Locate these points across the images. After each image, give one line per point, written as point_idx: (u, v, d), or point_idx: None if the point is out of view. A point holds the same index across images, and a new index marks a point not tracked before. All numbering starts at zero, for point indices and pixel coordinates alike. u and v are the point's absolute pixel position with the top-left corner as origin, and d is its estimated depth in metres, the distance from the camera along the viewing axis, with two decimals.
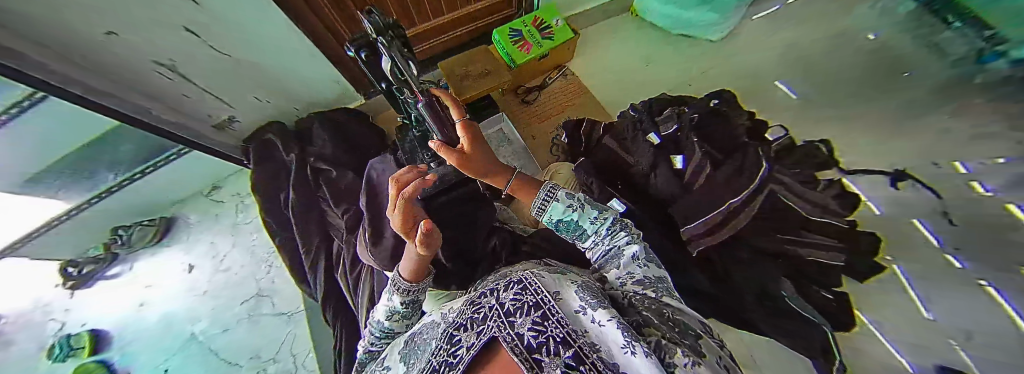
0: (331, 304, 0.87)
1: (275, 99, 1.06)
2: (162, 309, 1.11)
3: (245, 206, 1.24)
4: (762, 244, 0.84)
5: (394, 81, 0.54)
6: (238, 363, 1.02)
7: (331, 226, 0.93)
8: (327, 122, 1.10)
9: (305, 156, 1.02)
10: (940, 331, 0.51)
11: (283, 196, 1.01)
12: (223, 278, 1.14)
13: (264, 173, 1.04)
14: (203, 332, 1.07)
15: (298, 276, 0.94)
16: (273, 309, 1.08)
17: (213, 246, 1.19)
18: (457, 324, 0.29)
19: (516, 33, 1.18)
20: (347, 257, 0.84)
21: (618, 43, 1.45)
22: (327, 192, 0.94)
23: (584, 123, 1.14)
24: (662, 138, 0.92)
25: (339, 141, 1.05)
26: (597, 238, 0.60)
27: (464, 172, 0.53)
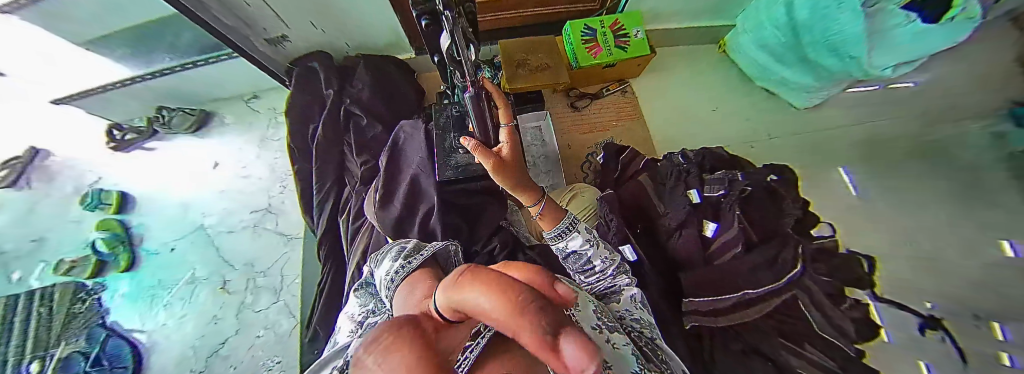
0: (327, 243, 0.90)
1: (331, 30, 1.04)
2: (182, 194, 1.20)
3: (277, 122, 1.28)
4: (759, 344, 0.69)
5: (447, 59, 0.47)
6: (233, 266, 1.09)
7: (348, 172, 0.94)
8: (373, 66, 1.08)
9: (342, 94, 1.03)
10: None
11: (312, 128, 1.02)
12: (240, 184, 1.20)
13: (302, 98, 1.06)
14: (211, 227, 1.15)
15: (304, 206, 0.97)
16: (276, 228, 1.14)
17: (240, 150, 1.25)
18: None
19: (588, 32, 1.08)
20: (353, 207, 0.86)
21: (690, 76, 1.32)
22: (353, 139, 0.95)
23: (627, 151, 1.07)
24: (702, 199, 0.85)
25: (380, 89, 1.04)
26: (601, 275, 0.58)
27: (494, 178, 0.49)
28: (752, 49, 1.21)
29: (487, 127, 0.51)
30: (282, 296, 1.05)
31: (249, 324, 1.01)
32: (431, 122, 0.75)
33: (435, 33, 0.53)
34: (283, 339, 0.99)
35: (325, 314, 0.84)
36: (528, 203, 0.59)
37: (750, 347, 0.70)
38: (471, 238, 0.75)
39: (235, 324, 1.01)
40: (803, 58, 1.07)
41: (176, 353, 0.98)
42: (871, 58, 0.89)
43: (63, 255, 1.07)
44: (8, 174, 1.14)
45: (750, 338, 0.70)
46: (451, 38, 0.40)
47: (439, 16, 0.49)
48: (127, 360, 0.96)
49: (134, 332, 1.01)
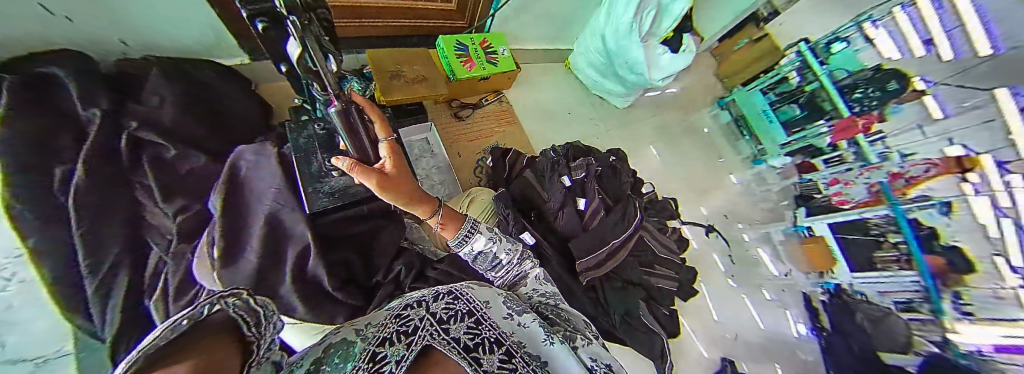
0: (132, 340, 0.62)
1: (85, 20, 0.68)
2: None
3: None
4: (630, 276, 1.00)
5: (300, 71, 0.43)
6: None
7: (156, 228, 0.68)
8: (178, 78, 0.80)
9: (120, 120, 0.71)
10: (727, 302, 1.31)
11: (57, 174, 0.65)
12: None
13: (25, 120, 0.62)
14: None
15: (61, 300, 0.61)
16: None
17: None
18: (379, 338, 0.39)
19: (461, 47, 1.17)
20: (171, 277, 0.61)
21: (548, 84, 1.62)
22: (153, 180, 0.66)
23: (509, 152, 1.20)
24: (572, 181, 1.07)
25: (197, 112, 0.79)
26: (508, 266, 0.64)
27: (381, 197, 0.47)
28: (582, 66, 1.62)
29: (362, 141, 0.46)
30: None
31: None
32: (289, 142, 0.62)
33: (282, 39, 0.48)
34: None
35: None
36: (425, 216, 0.59)
37: (626, 282, 1.00)
38: (367, 268, 0.68)
39: None
40: (617, 75, 1.52)
41: None
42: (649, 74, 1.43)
43: None
44: None
45: (624, 275, 1.00)
46: (303, 48, 0.38)
47: (283, 21, 0.45)
48: None
49: None
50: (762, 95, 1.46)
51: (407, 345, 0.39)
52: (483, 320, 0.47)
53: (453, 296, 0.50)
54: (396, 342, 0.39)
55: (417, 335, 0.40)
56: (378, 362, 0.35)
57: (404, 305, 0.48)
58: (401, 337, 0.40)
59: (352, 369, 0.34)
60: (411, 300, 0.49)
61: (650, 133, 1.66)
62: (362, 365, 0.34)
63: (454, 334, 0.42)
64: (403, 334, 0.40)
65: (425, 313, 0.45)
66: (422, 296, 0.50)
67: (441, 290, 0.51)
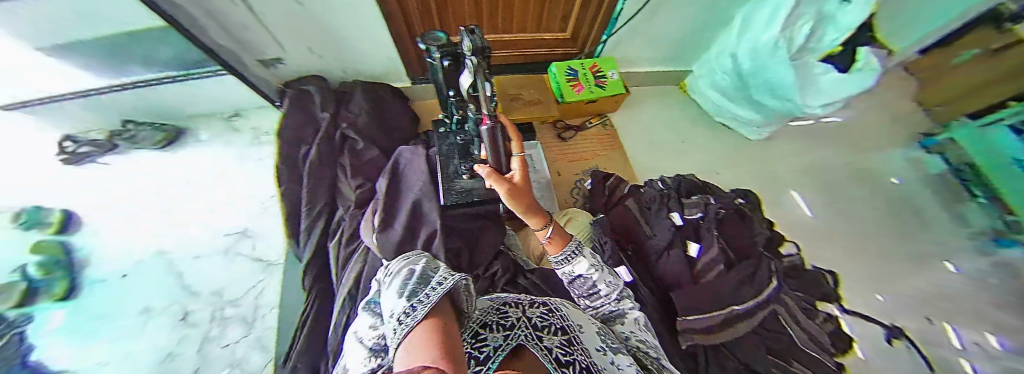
0: (314, 271, 0.86)
1: (328, 56, 1.10)
2: (135, 220, 1.08)
3: (260, 142, 1.26)
4: (754, 364, 0.72)
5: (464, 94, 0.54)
6: (198, 292, 1.00)
7: (341, 195, 0.93)
8: (370, 93, 1.12)
9: (337, 120, 1.04)
10: None
11: (303, 152, 1.00)
12: (213, 204, 1.14)
13: (293, 123, 1.04)
14: (169, 255, 1.04)
15: (292, 230, 0.93)
16: (253, 252, 1.09)
17: (220, 170, 1.20)
18: (483, 325, 0.42)
19: (572, 72, 1.21)
20: (346, 231, 0.84)
21: (661, 109, 1.49)
22: (348, 162, 0.94)
23: (611, 179, 1.14)
24: (684, 221, 0.93)
25: (376, 117, 1.07)
26: (606, 299, 0.59)
27: (507, 203, 0.52)
28: (707, 90, 1.42)
29: (500, 157, 0.53)
30: (254, 329, 0.97)
31: (209, 364, 0.91)
32: (435, 146, 0.78)
33: (456, 70, 0.60)
34: None
35: (311, 346, 0.77)
36: (538, 227, 0.61)
37: (743, 368, 0.73)
38: (472, 262, 0.75)
39: (193, 362, 0.90)
40: (751, 99, 1.27)
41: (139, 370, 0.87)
42: (801, 100, 1.13)
43: None
44: None
45: (740, 356, 0.74)
46: (474, 79, 0.47)
47: (459, 58, 0.58)
48: None
49: None
50: (1012, 131, 1.11)
51: (503, 337, 0.38)
52: (576, 342, 0.42)
53: (548, 310, 0.48)
54: (495, 331, 0.39)
55: (514, 332, 0.39)
56: (478, 343, 0.37)
57: (502, 302, 0.50)
58: (500, 328, 0.40)
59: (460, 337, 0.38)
60: (511, 300, 0.51)
61: (797, 175, 1.30)
62: (468, 338, 0.37)
63: (547, 343, 0.39)
64: (500, 328, 0.40)
65: (519, 315, 0.45)
66: (521, 300, 0.51)
67: (536, 301, 0.51)
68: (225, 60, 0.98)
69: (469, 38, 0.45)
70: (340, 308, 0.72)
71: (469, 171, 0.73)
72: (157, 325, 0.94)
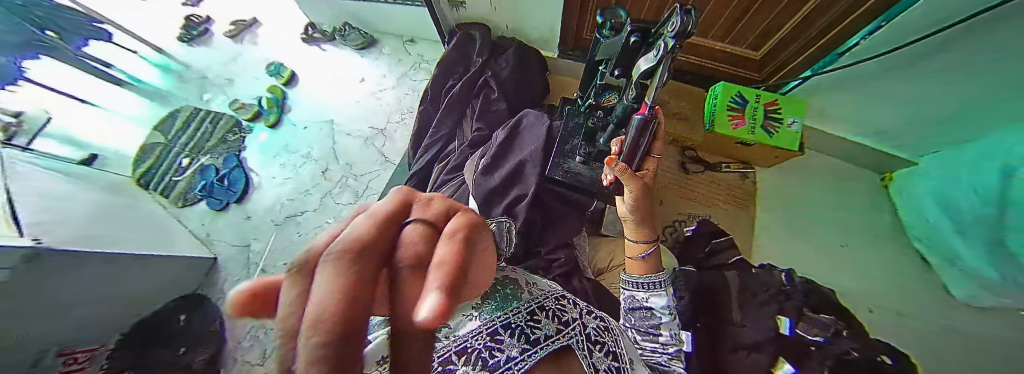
0: (415, 179, 1.02)
1: (501, 10, 1.13)
2: (327, 93, 1.49)
3: (418, 67, 1.50)
4: None
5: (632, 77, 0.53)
6: (337, 159, 1.35)
7: (460, 131, 1.05)
8: (520, 54, 1.15)
9: (485, 67, 1.13)
10: None
11: (449, 84, 1.14)
12: (372, 100, 1.45)
13: (451, 57, 1.18)
14: (338, 124, 1.42)
15: (414, 141, 1.11)
16: (380, 147, 1.36)
17: (383, 76, 1.50)
18: (537, 307, 0.40)
19: (740, 100, 1.00)
20: (453, 161, 0.94)
21: (837, 195, 1.12)
22: (477, 107, 1.04)
23: (722, 238, 0.96)
24: (791, 333, 0.70)
25: (517, 74, 1.11)
26: (662, 349, 0.51)
27: (631, 195, 0.55)
28: (932, 207, 0.90)
29: (639, 147, 0.53)
30: (358, 201, 1.27)
31: (328, 210, 1.26)
32: (563, 122, 0.78)
33: (635, 52, 0.57)
34: None
35: None
36: (636, 239, 0.58)
37: None
38: (540, 239, 0.77)
39: (317, 204, 1.27)
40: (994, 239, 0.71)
41: (267, 202, 1.29)
42: None
43: (241, 96, 1.49)
44: (236, 29, 1.62)
45: None
46: (658, 64, 0.43)
47: (649, 34, 0.54)
48: (238, 188, 1.31)
49: (252, 173, 1.35)
50: None
51: (557, 330, 0.37)
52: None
53: (605, 325, 0.44)
54: (550, 319, 0.39)
55: (570, 331, 0.38)
56: (531, 323, 0.37)
57: (559, 290, 0.48)
58: (556, 318, 0.39)
59: (515, 307, 0.39)
60: (569, 296, 0.47)
61: None
62: (523, 313, 0.38)
63: (598, 364, 0.37)
64: (558, 319, 0.39)
65: (574, 316, 0.41)
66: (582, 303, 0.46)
67: (598, 313, 0.47)
68: None
69: (681, 18, 0.38)
70: None
71: (584, 157, 0.72)
72: (309, 168, 1.34)
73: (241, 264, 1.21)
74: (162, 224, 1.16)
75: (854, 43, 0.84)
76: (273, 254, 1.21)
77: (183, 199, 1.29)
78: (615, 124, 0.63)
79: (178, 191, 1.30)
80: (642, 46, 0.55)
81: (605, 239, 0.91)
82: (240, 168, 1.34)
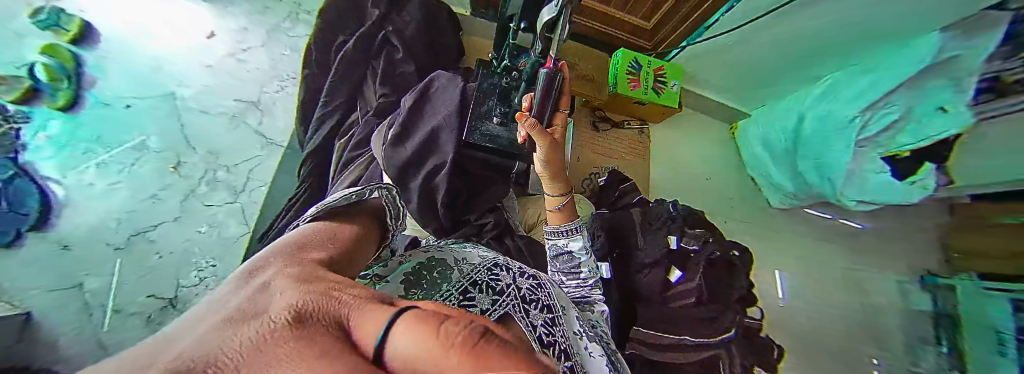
0: (313, 162, 0.86)
1: None
2: (157, 54, 1.09)
3: (296, 18, 1.22)
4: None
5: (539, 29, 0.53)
6: (194, 148, 1.02)
7: (363, 99, 0.90)
8: (424, 6, 1.01)
9: (384, 20, 0.96)
10: None
11: (339, 41, 0.95)
12: (234, 65, 1.13)
13: (341, 6, 0.96)
14: (184, 99, 1.06)
15: (303, 115, 0.91)
16: (257, 126, 1.09)
17: (244, 31, 1.17)
18: (470, 284, 0.44)
19: (636, 66, 1.12)
20: (358, 135, 0.82)
21: None
22: (381, 69, 0.90)
23: (628, 183, 1.12)
24: (678, 245, 0.86)
25: (425, 29, 0.99)
26: (583, 284, 0.58)
27: (541, 150, 0.57)
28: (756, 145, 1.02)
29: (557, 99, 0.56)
30: (239, 198, 1.02)
31: (190, 216, 0.96)
32: (479, 82, 0.73)
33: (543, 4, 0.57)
34: (225, 241, 0.98)
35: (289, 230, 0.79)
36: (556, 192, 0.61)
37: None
38: (466, 207, 0.75)
39: (175, 210, 0.96)
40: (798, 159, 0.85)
41: (93, 221, 0.89)
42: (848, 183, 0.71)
43: None
44: None
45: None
46: (558, 15, 0.45)
47: None
48: (34, 209, 0.83)
49: (54, 185, 0.87)
50: None
51: (493, 302, 0.42)
52: (557, 322, 0.44)
53: (538, 283, 0.48)
54: (484, 293, 0.43)
55: (501, 297, 0.43)
56: (466, 303, 0.41)
57: (495, 258, 0.50)
58: (489, 291, 0.43)
59: (447, 293, 0.43)
60: (500, 262, 0.48)
61: None
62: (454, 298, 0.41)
63: (532, 319, 0.42)
64: (492, 290, 0.43)
65: (508, 278, 0.46)
66: (510, 266, 0.48)
67: (529, 272, 0.49)
68: None
69: None
70: None
71: (501, 116, 0.70)
72: (148, 164, 0.98)
73: (77, 308, 0.81)
74: None
75: (716, 19, 1.04)
76: (126, 286, 0.87)
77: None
78: (526, 82, 0.63)
79: None
80: None
81: (532, 198, 0.96)
82: (26, 180, 0.83)
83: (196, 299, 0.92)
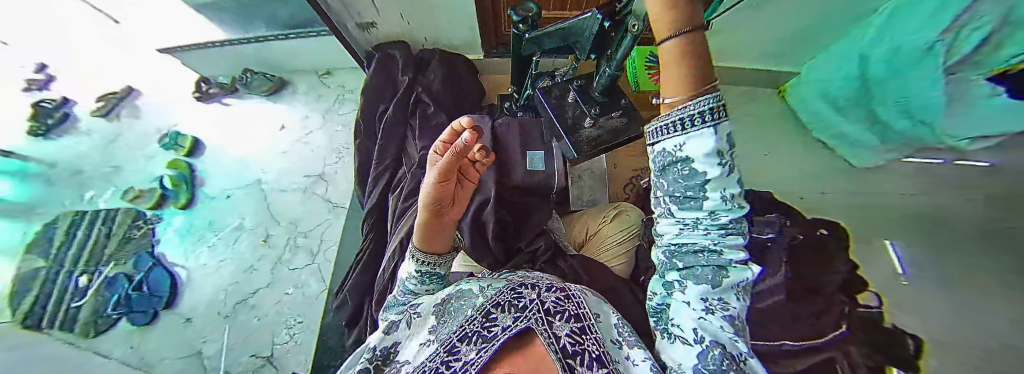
0: (372, 218, 0.95)
1: (415, 23, 1.12)
2: (245, 149, 1.33)
3: (342, 99, 1.42)
4: None
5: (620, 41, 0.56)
6: (278, 221, 1.20)
7: (406, 155, 1.00)
8: (445, 62, 1.13)
9: (414, 84, 1.08)
10: None
11: (381, 109, 1.09)
12: (299, 148, 1.33)
13: (376, 81, 1.11)
14: (265, 183, 1.27)
15: (359, 178, 1.03)
16: (322, 195, 1.25)
17: (305, 119, 1.39)
18: (490, 304, 0.47)
19: (653, 60, 1.10)
20: (406, 187, 0.90)
21: (754, 113, 1.24)
22: (418, 124, 1.00)
23: None
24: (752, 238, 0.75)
25: (448, 81, 1.09)
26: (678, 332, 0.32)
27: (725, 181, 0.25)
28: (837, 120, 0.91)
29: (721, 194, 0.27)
30: (316, 260, 1.15)
31: (281, 280, 1.12)
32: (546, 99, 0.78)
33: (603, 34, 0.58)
34: (309, 300, 1.10)
35: (361, 286, 0.88)
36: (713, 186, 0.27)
37: None
38: (516, 235, 0.79)
39: (268, 279, 1.11)
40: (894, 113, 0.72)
41: (207, 295, 1.07)
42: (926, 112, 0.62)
43: (133, 183, 1.18)
44: (105, 105, 1.26)
45: None
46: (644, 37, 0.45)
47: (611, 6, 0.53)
48: (165, 290, 1.04)
49: (177, 267, 1.10)
50: None
51: (514, 318, 0.44)
52: (589, 331, 0.44)
53: (565, 295, 0.48)
54: (506, 311, 0.45)
55: (522, 315, 0.44)
56: (489, 323, 0.44)
57: (520, 281, 0.52)
58: (511, 308, 0.45)
59: (468, 315, 0.46)
60: (525, 284, 0.50)
61: None
62: (476, 316, 0.45)
63: (557, 331, 0.42)
64: (512, 307, 0.45)
65: (533, 295, 0.47)
66: (536, 286, 0.50)
67: (558, 290, 0.49)
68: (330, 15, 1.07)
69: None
70: (391, 257, 0.80)
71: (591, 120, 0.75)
72: (247, 242, 1.17)
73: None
74: (60, 352, 0.83)
75: None
76: (234, 349, 1.01)
77: (93, 325, 0.95)
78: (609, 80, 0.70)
79: (85, 316, 0.95)
80: (612, 24, 0.55)
81: (575, 214, 0.97)
82: (158, 267, 1.07)
83: (288, 355, 1.02)
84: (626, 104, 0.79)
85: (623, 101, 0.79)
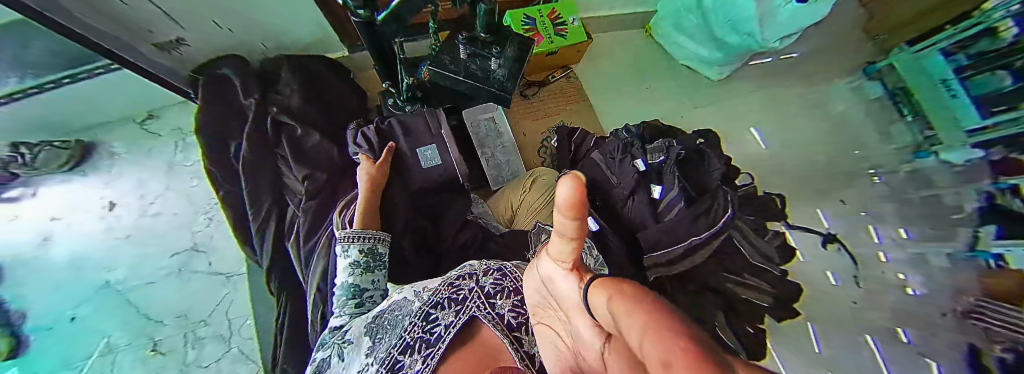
0: (278, 273, 0.82)
1: (240, 29, 0.91)
2: (71, 247, 1.02)
3: (186, 145, 1.11)
4: (709, 282, 0.77)
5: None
6: (162, 322, 0.96)
7: (288, 190, 0.85)
8: (298, 69, 0.97)
9: (267, 103, 0.91)
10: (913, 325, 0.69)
11: (233, 148, 0.90)
12: (151, 224, 1.04)
13: (215, 114, 0.91)
14: (120, 282, 0.99)
15: (241, 235, 0.86)
16: (207, 268, 1.02)
17: (142, 183, 1.07)
18: (432, 303, 0.43)
19: (528, 21, 1.11)
20: (302, 227, 0.78)
21: (629, 50, 1.34)
22: (288, 151, 0.85)
23: (577, 132, 1.07)
24: (647, 166, 0.86)
25: (311, 95, 0.94)
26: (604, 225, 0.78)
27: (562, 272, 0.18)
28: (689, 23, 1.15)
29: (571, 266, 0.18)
30: (233, 342, 0.97)
31: None
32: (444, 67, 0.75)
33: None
34: None
35: (291, 350, 0.77)
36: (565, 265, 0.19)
37: (704, 289, 0.77)
38: (439, 234, 0.77)
39: None
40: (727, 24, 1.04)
41: None
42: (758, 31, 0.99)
43: None
44: None
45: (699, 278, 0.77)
46: None
47: None
48: None
49: None
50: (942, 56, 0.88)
51: (455, 312, 0.41)
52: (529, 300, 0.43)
53: (501, 272, 0.45)
54: (447, 308, 0.42)
55: (464, 305, 0.41)
56: (431, 325, 0.40)
57: (462, 269, 0.48)
58: (450, 304, 0.42)
59: (409, 323, 0.42)
60: (468, 270, 0.47)
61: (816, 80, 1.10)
62: (417, 323, 0.41)
63: (500, 309, 0.40)
64: (453, 302, 0.42)
65: (473, 283, 0.44)
66: (479, 269, 0.47)
67: (495, 268, 0.47)
68: (101, 42, 0.82)
69: None
70: (312, 309, 0.71)
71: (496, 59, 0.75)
72: (129, 361, 0.93)
73: None
74: None
75: None
76: None
77: None
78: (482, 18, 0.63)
79: None
80: None
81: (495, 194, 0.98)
82: None
83: None
84: (495, 54, 0.73)
85: (492, 50, 0.73)
